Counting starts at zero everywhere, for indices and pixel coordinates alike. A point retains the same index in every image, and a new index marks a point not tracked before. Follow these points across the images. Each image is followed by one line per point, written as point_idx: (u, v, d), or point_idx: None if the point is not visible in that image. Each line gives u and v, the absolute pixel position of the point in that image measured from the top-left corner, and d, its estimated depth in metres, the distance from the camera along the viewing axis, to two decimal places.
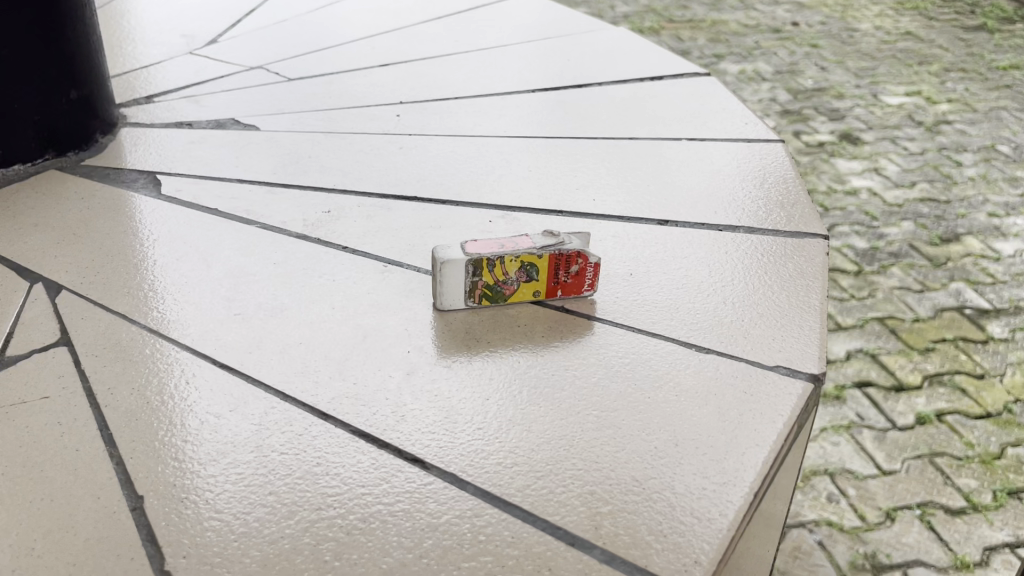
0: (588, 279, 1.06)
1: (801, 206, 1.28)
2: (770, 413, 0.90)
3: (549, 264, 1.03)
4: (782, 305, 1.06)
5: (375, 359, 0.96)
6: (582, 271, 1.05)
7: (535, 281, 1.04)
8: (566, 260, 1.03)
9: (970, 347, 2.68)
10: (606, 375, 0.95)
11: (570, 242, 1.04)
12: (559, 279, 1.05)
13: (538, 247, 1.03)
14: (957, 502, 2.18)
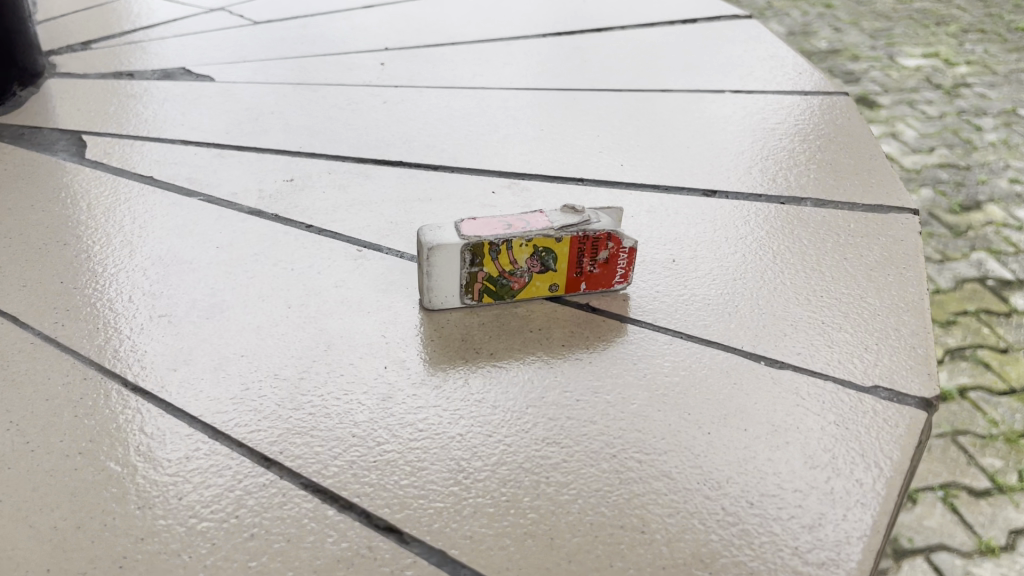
0: (621, 270, 0.82)
1: (880, 172, 1.04)
2: (873, 455, 0.67)
3: (571, 249, 0.79)
4: (871, 301, 0.82)
5: (341, 377, 0.72)
6: (614, 258, 0.81)
7: (552, 272, 0.80)
8: (594, 244, 0.79)
9: (995, 321, 1.88)
10: (648, 399, 0.71)
11: (599, 221, 0.80)
12: (583, 269, 0.81)
13: (556, 227, 0.78)
14: (982, 483, 1.53)
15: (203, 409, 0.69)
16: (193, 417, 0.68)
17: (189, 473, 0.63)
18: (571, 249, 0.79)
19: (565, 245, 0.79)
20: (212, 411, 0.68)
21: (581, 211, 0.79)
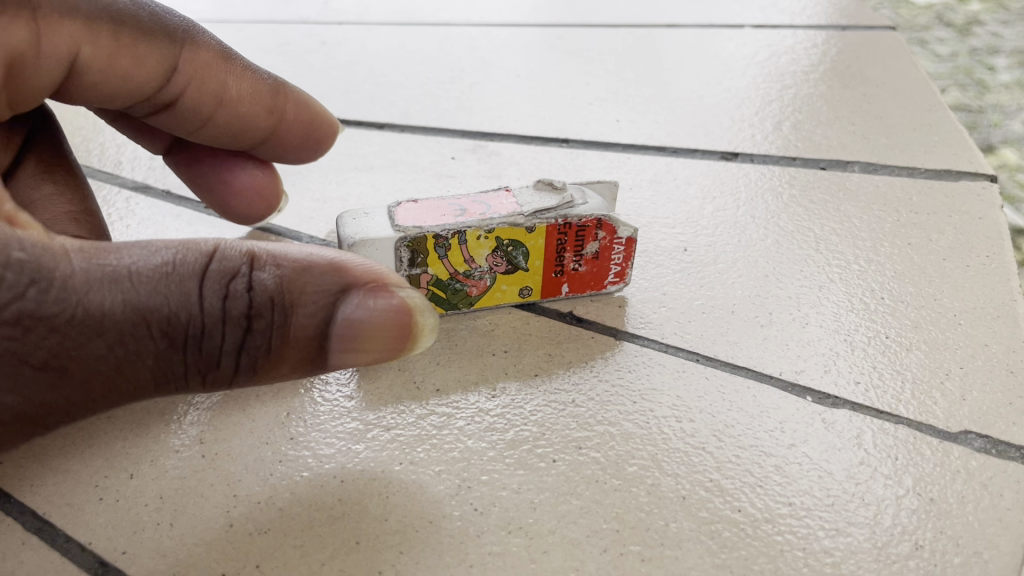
0: (617, 267, 0.61)
1: (944, 124, 0.82)
2: (970, 542, 0.47)
3: (549, 238, 0.58)
4: (948, 304, 0.62)
5: (225, 428, 0.52)
6: (606, 252, 0.60)
7: (522, 271, 0.59)
8: (579, 235, 0.58)
9: None
10: (651, 458, 0.51)
11: (585, 203, 0.58)
12: (565, 267, 0.60)
13: (524, 211, 0.57)
14: None
15: (22, 483, 0.49)
16: (7, 498, 0.48)
17: None
18: (548, 241, 0.58)
19: (541, 235, 0.58)
20: (34, 489, 0.49)
21: (562, 188, 0.58)
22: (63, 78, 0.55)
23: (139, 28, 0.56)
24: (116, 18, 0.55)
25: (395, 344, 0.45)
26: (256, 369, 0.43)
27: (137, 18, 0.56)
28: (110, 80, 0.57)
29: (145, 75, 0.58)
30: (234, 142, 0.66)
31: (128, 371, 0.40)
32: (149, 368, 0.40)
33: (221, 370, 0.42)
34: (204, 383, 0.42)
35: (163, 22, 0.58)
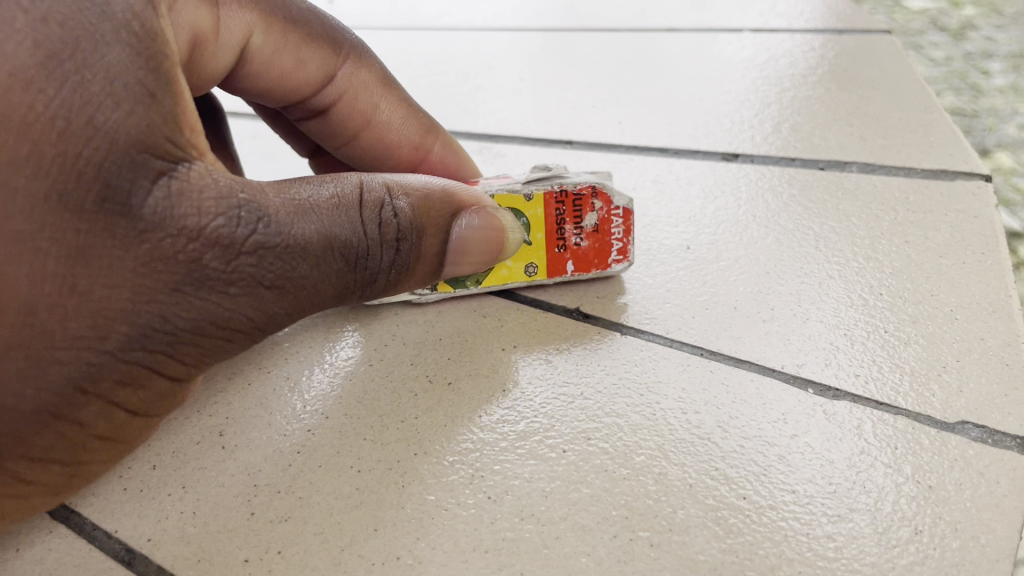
0: (617, 244, 0.64)
1: (940, 124, 0.83)
2: (968, 527, 0.48)
3: (547, 206, 0.62)
4: (943, 299, 0.64)
5: (245, 421, 0.54)
6: (605, 225, 0.63)
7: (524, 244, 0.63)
8: (576, 203, 0.62)
9: None
10: (658, 448, 0.52)
11: (578, 174, 0.63)
12: (567, 242, 0.64)
13: (521, 184, 0.62)
14: None
15: None
16: None
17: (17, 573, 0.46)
18: (546, 212, 0.63)
19: (539, 202, 0.62)
20: None
21: (552, 168, 0.64)
22: (237, 60, 0.64)
23: (310, 34, 0.66)
24: (292, 20, 0.65)
25: (487, 258, 0.58)
26: (396, 284, 0.53)
27: (311, 25, 0.66)
28: (276, 73, 0.66)
29: (308, 75, 0.68)
30: (377, 158, 0.75)
31: (320, 291, 0.49)
32: (329, 287, 0.49)
33: (376, 285, 0.52)
34: (361, 296, 0.52)
35: (333, 35, 0.68)
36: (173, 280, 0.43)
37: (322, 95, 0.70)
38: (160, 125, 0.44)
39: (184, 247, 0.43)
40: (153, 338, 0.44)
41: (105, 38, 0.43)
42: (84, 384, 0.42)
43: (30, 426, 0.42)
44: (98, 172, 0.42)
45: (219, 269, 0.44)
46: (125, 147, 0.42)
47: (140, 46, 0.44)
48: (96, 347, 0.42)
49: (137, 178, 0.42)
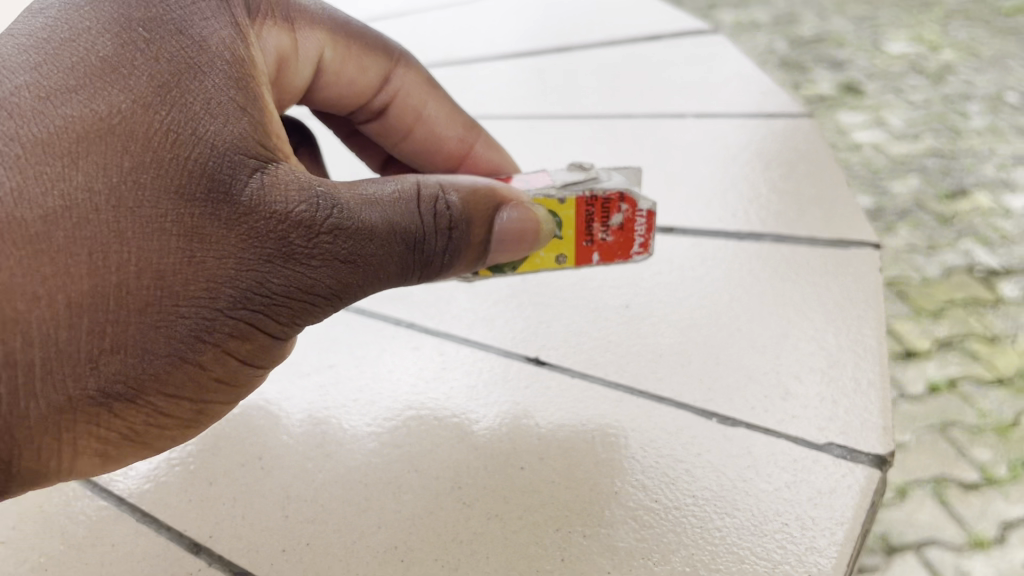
0: (637, 236, 0.83)
1: (842, 198, 1.00)
2: (824, 520, 0.64)
3: (577, 208, 0.79)
4: (827, 346, 0.80)
5: (277, 447, 0.70)
6: (629, 223, 0.82)
7: (560, 240, 0.80)
8: (605, 206, 0.79)
9: None
10: (593, 464, 0.68)
11: (608, 179, 0.79)
12: (595, 237, 0.82)
13: (557, 187, 0.78)
14: None
15: (133, 492, 0.67)
16: (122, 501, 0.66)
17: (114, 567, 0.61)
18: (578, 212, 0.79)
19: (572, 205, 0.78)
20: (142, 496, 0.66)
21: (588, 169, 0.79)
22: (321, 69, 0.85)
23: (370, 47, 0.86)
24: (357, 38, 0.85)
25: (518, 243, 0.71)
26: (444, 266, 0.65)
27: (368, 39, 0.86)
28: (349, 77, 0.87)
29: (372, 78, 0.88)
30: (428, 151, 0.97)
31: (384, 268, 0.60)
32: (391, 264, 0.61)
33: (427, 265, 0.63)
34: (420, 278, 0.64)
35: (387, 48, 0.88)
36: (268, 253, 0.55)
37: (381, 99, 0.91)
38: (252, 132, 0.58)
39: (277, 226, 0.55)
40: (254, 301, 0.55)
41: (206, 65, 0.59)
42: (202, 339, 0.54)
43: (162, 371, 0.53)
44: (211, 169, 0.55)
45: (304, 246, 0.56)
46: (230, 149, 0.56)
47: (235, 71, 0.60)
48: (208, 307, 0.54)
49: (240, 173, 0.55)
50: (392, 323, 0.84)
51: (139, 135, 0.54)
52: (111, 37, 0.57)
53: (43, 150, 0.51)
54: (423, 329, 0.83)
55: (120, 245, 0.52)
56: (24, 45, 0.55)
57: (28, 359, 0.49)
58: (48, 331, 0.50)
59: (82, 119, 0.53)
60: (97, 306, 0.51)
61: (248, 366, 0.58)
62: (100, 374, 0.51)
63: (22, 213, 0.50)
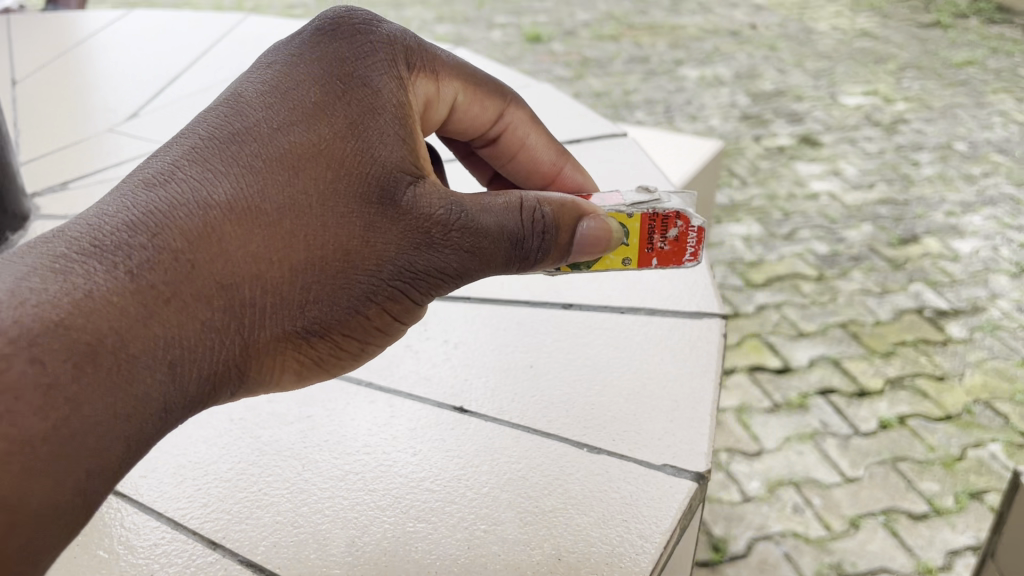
0: (688, 247, 1.08)
1: (701, 278, 1.28)
2: (652, 514, 0.90)
3: (641, 222, 1.05)
4: (676, 392, 1.07)
5: (268, 477, 0.97)
6: (683, 235, 1.07)
7: (627, 246, 1.06)
8: (664, 221, 1.05)
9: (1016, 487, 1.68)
10: (495, 483, 0.95)
11: (667, 201, 1.05)
12: (655, 245, 1.07)
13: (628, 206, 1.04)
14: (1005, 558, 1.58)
15: (164, 507, 0.93)
16: (156, 514, 0.92)
17: (154, 558, 0.87)
18: (642, 224, 1.05)
19: (636, 219, 1.04)
20: (171, 511, 0.93)
21: (653, 193, 1.04)
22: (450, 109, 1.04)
23: (488, 92, 1.05)
24: (480, 84, 1.04)
25: (602, 247, 0.91)
26: (543, 262, 0.87)
27: (488, 85, 1.05)
28: (471, 116, 1.06)
29: (487, 116, 1.07)
30: (528, 173, 1.17)
31: (497, 259, 0.84)
32: (502, 257, 0.84)
33: (530, 260, 0.86)
34: (523, 267, 0.87)
35: (501, 92, 1.07)
36: (417, 242, 0.81)
37: (495, 131, 1.11)
38: (410, 157, 0.83)
39: (423, 224, 0.81)
40: (405, 274, 0.81)
41: (382, 108, 0.84)
42: (369, 297, 0.81)
43: (344, 318, 0.80)
44: (382, 181, 0.81)
45: (441, 238, 0.81)
46: (398, 169, 0.82)
47: (401, 113, 0.86)
48: (375, 275, 0.80)
49: (402, 187, 0.81)
50: (356, 382, 1.10)
51: (336, 159, 0.80)
52: (319, 89, 0.84)
53: (278, 166, 0.79)
54: (378, 387, 1.10)
55: (323, 232, 0.78)
56: (263, 95, 0.83)
57: (266, 303, 0.76)
58: (278, 285, 0.76)
59: (301, 147, 0.80)
60: (307, 272, 0.77)
61: (400, 321, 0.84)
62: (307, 316, 0.78)
63: (265, 208, 0.77)
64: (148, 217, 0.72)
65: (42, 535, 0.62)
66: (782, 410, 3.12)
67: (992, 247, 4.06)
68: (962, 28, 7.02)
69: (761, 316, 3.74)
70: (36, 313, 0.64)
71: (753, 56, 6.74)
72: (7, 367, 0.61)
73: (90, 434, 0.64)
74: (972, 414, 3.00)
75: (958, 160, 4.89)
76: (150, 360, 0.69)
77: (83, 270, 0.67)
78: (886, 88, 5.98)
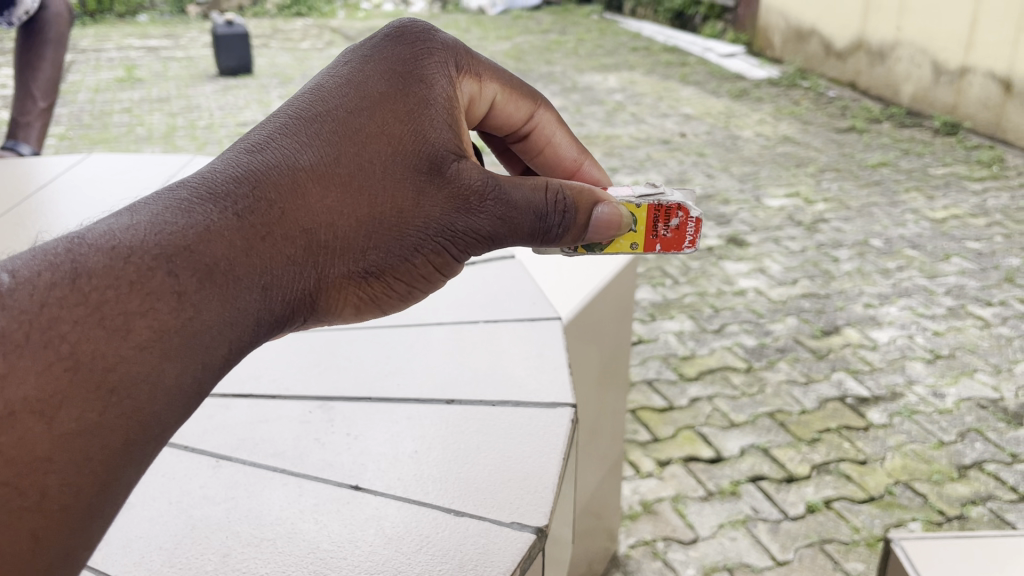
0: (689, 236, 1.48)
1: (561, 375, 1.59)
2: (502, 559, 1.17)
3: (647, 211, 1.44)
4: (527, 468, 1.35)
5: (199, 543, 1.22)
6: (683, 226, 1.47)
7: (636, 234, 1.44)
8: (667, 212, 1.45)
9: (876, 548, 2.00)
10: (379, 542, 1.21)
11: (671, 196, 1.45)
12: (660, 234, 1.46)
13: (640, 200, 1.43)
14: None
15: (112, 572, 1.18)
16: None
17: None
18: (651, 216, 1.44)
19: (644, 208, 1.43)
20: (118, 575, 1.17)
21: (659, 188, 1.44)
22: (491, 109, 1.39)
23: (521, 95, 1.41)
24: (517, 89, 1.40)
25: (612, 227, 1.26)
26: (561, 238, 1.20)
27: (524, 90, 1.41)
28: (509, 115, 1.42)
29: (520, 114, 1.43)
30: (554, 164, 1.53)
31: (521, 228, 1.15)
32: (524, 228, 1.16)
33: (549, 236, 1.18)
34: (545, 242, 1.19)
35: (532, 95, 1.43)
36: (456, 207, 1.11)
37: (527, 127, 1.47)
38: (455, 143, 1.14)
39: (462, 192, 1.12)
40: (445, 235, 1.12)
41: (433, 103, 1.16)
42: (417, 250, 1.11)
43: (396, 263, 1.10)
44: (432, 160, 1.11)
45: (476, 205, 1.12)
46: (443, 149, 1.12)
47: (450, 109, 1.18)
48: (422, 233, 1.10)
49: (446, 163, 1.12)
50: (272, 469, 1.37)
51: (400, 137, 1.10)
52: (384, 85, 1.14)
53: (351, 141, 1.08)
54: (290, 472, 1.36)
55: (385, 194, 1.07)
56: (340, 89, 1.14)
57: (339, 246, 1.04)
58: (352, 233, 1.05)
59: (369, 127, 1.10)
60: (372, 223, 1.07)
61: (439, 269, 1.14)
62: (369, 260, 1.07)
63: (339, 172, 1.05)
64: (249, 175, 1.00)
65: (170, 409, 0.85)
66: (716, 497, 3.45)
67: (907, 336, 4.53)
68: (875, 133, 7.70)
69: (693, 404, 4.07)
70: (170, 239, 0.90)
71: (683, 162, 7.26)
72: (152, 274, 0.87)
73: (208, 333, 0.89)
74: (893, 494, 3.43)
75: (874, 256, 5.42)
76: (254, 282, 0.95)
77: (203, 211, 0.95)
78: (806, 190, 6.53)
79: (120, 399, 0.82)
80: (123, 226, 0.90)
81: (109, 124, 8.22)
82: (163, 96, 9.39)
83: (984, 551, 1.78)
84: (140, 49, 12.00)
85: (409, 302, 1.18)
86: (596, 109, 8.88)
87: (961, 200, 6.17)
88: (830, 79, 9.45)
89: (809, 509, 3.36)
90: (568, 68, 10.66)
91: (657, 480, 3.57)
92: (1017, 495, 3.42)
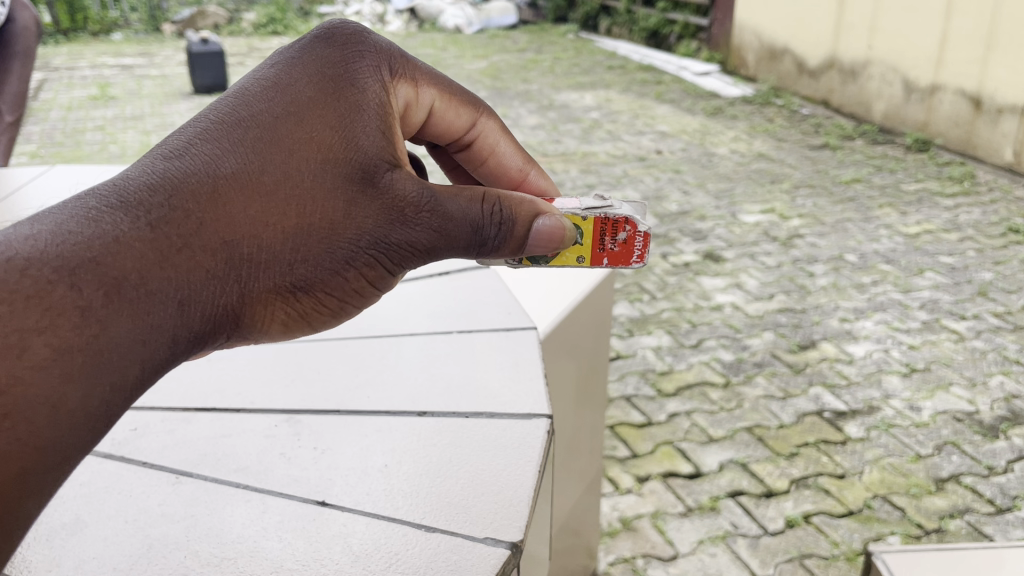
0: (637, 252, 1.46)
1: (536, 385, 1.55)
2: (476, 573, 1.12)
3: (594, 224, 1.43)
4: (501, 480, 1.31)
5: (155, 564, 1.16)
6: (632, 240, 1.45)
7: (582, 246, 1.43)
8: (615, 225, 1.44)
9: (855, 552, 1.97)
10: (346, 561, 1.15)
11: (620, 208, 1.44)
12: (608, 247, 1.45)
13: (586, 211, 1.42)
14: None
15: None
16: None
17: None
18: (597, 228, 1.43)
19: (590, 221, 1.42)
20: None
21: (608, 200, 1.43)
22: (431, 117, 1.41)
23: (461, 101, 1.44)
24: (456, 96, 1.43)
25: (553, 244, 1.26)
26: (501, 251, 1.19)
27: (464, 97, 1.44)
28: (450, 124, 1.44)
29: (462, 122, 1.46)
30: (498, 173, 1.56)
31: (460, 240, 1.14)
32: (462, 240, 1.15)
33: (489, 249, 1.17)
34: (481, 254, 1.18)
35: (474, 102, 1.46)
36: (391, 219, 1.11)
37: (470, 136, 1.50)
38: (389, 151, 1.14)
39: (397, 203, 1.11)
40: (378, 247, 1.11)
41: (366, 109, 1.16)
42: (349, 263, 1.10)
43: (325, 276, 1.09)
44: (364, 169, 1.11)
45: (411, 216, 1.12)
46: (376, 157, 1.12)
47: (384, 115, 1.18)
48: (353, 245, 1.10)
49: (380, 172, 1.12)
50: (235, 485, 1.31)
51: (329, 144, 1.10)
52: (313, 90, 1.14)
53: (275, 147, 1.07)
54: (253, 487, 1.31)
55: (313, 204, 1.07)
56: (266, 93, 1.13)
57: (263, 259, 1.03)
58: (276, 243, 1.04)
59: (296, 135, 1.09)
60: (297, 235, 1.06)
61: (372, 283, 1.13)
62: (296, 273, 1.07)
63: (262, 179, 1.04)
64: (166, 183, 0.99)
65: (74, 432, 0.83)
66: (695, 513, 3.41)
67: (883, 350, 4.53)
68: (848, 150, 7.77)
69: (671, 419, 4.04)
70: (74, 251, 0.88)
71: (659, 179, 7.27)
72: (52, 288, 0.85)
73: (117, 351, 0.87)
74: (872, 508, 3.41)
75: (849, 271, 5.44)
76: (169, 296, 0.93)
77: (113, 220, 0.93)
78: (781, 206, 6.55)
79: (15, 424, 0.80)
80: (23, 235, 0.88)
81: (81, 143, 8.10)
82: (137, 113, 9.28)
83: (966, 566, 1.74)
84: (115, 67, 11.88)
85: (342, 319, 1.17)
86: (572, 127, 8.89)
87: (934, 216, 6.21)
88: (802, 97, 9.53)
89: (790, 523, 3.33)
90: (544, 86, 10.67)
91: (636, 497, 3.52)
92: (995, 507, 3.41)
